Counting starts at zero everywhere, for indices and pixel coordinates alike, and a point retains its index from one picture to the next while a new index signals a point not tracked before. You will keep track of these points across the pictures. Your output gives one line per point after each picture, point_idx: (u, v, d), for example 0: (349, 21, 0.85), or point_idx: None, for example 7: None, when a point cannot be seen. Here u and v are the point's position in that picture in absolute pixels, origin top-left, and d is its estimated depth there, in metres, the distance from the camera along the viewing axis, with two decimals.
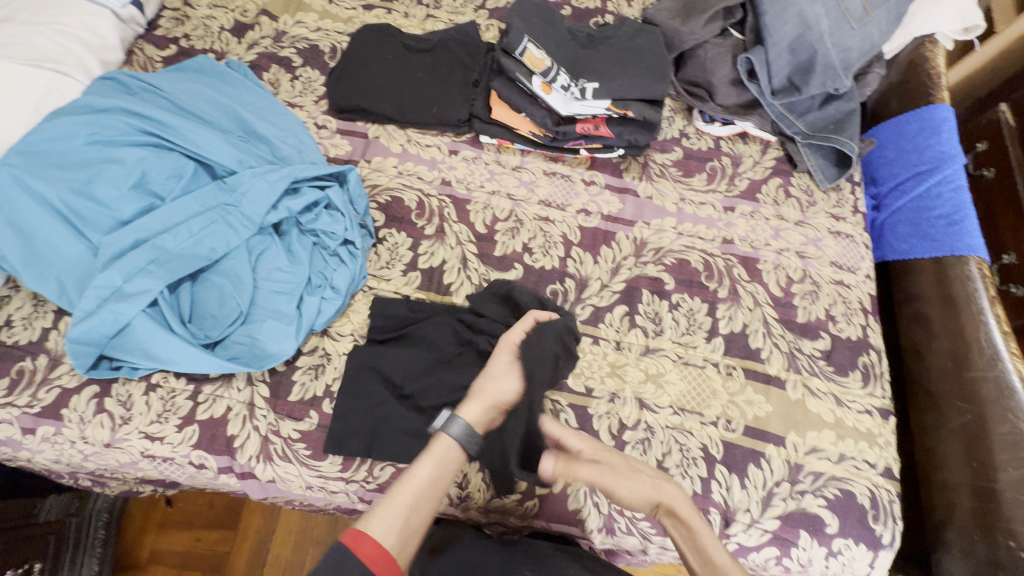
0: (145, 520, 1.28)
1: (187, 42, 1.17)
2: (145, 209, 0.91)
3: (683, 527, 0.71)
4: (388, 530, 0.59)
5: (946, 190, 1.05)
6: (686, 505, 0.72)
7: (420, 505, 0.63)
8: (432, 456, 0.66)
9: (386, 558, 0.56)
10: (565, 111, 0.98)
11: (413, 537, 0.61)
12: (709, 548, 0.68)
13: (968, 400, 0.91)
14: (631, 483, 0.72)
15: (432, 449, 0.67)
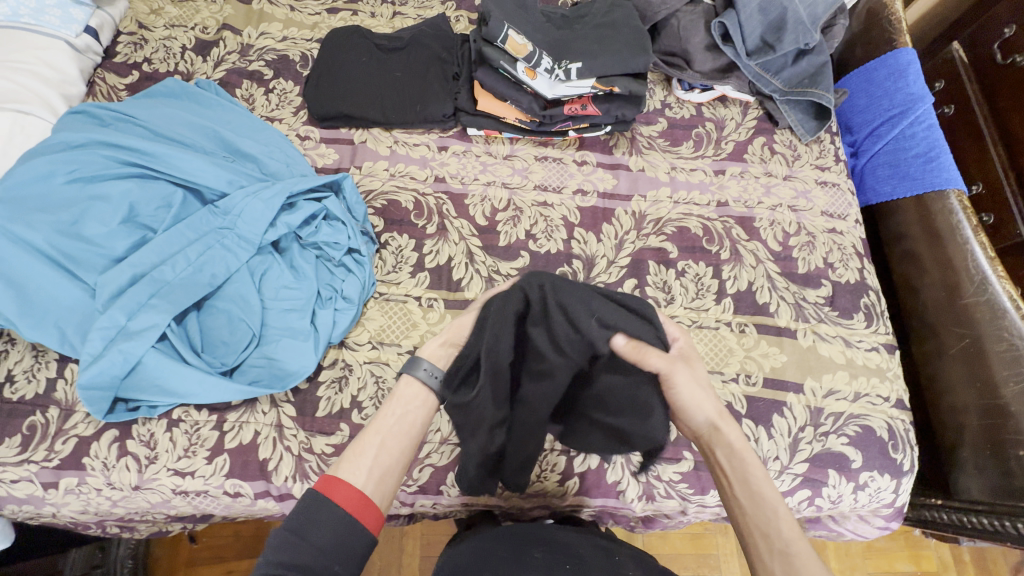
0: (173, 560, 1.23)
1: (150, 67, 1.13)
2: (138, 242, 0.88)
3: (730, 459, 0.66)
4: (362, 470, 0.61)
5: (920, 130, 1.10)
6: (740, 441, 0.67)
7: (393, 446, 0.64)
8: (400, 399, 0.68)
9: (361, 495, 0.59)
10: (551, 94, 0.99)
11: (388, 477, 0.63)
12: (759, 485, 0.64)
13: (965, 324, 0.96)
14: (702, 399, 0.67)
15: (397, 394, 0.68)
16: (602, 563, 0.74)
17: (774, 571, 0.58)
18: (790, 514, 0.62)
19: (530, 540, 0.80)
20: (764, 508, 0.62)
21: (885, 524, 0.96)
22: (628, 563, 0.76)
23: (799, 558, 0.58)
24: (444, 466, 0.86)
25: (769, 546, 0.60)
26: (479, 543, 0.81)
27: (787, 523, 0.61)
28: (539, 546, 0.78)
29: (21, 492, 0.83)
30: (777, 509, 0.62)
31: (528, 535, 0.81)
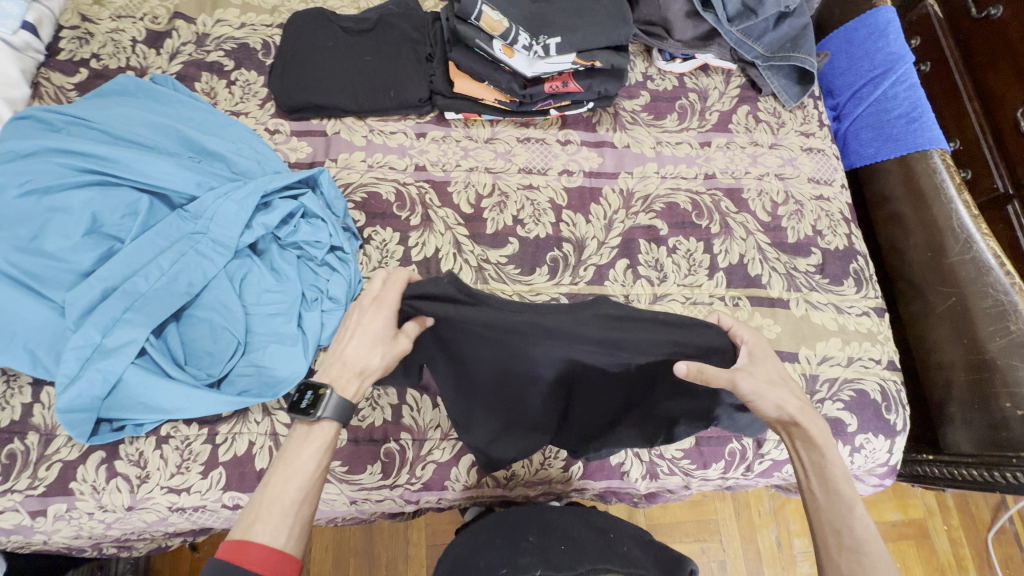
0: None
1: (99, 63, 1.05)
2: (106, 254, 0.83)
3: (811, 454, 0.69)
4: (278, 527, 0.62)
5: (902, 90, 1.09)
6: (825, 440, 0.69)
7: (304, 494, 0.65)
8: (312, 444, 0.68)
9: (274, 556, 0.60)
10: (530, 72, 0.94)
11: (303, 524, 0.64)
12: (837, 481, 0.66)
13: (950, 283, 0.97)
14: (783, 387, 0.70)
15: (309, 439, 0.68)
16: (596, 543, 0.75)
17: (842, 569, 0.61)
18: (867, 513, 0.64)
19: (527, 525, 0.80)
20: (839, 503, 0.65)
21: (879, 482, 0.98)
22: (623, 541, 0.77)
23: (868, 555, 0.61)
24: (447, 462, 0.85)
25: (838, 539, 0.63)
26: (482, 534, 0.80)
27: (860, 521, 0.63)
28: (534, 530, 0.78)
29: (7, 522, 0.80)
30: (853, 506, 0.65)
31: (524, 520, 0.81)
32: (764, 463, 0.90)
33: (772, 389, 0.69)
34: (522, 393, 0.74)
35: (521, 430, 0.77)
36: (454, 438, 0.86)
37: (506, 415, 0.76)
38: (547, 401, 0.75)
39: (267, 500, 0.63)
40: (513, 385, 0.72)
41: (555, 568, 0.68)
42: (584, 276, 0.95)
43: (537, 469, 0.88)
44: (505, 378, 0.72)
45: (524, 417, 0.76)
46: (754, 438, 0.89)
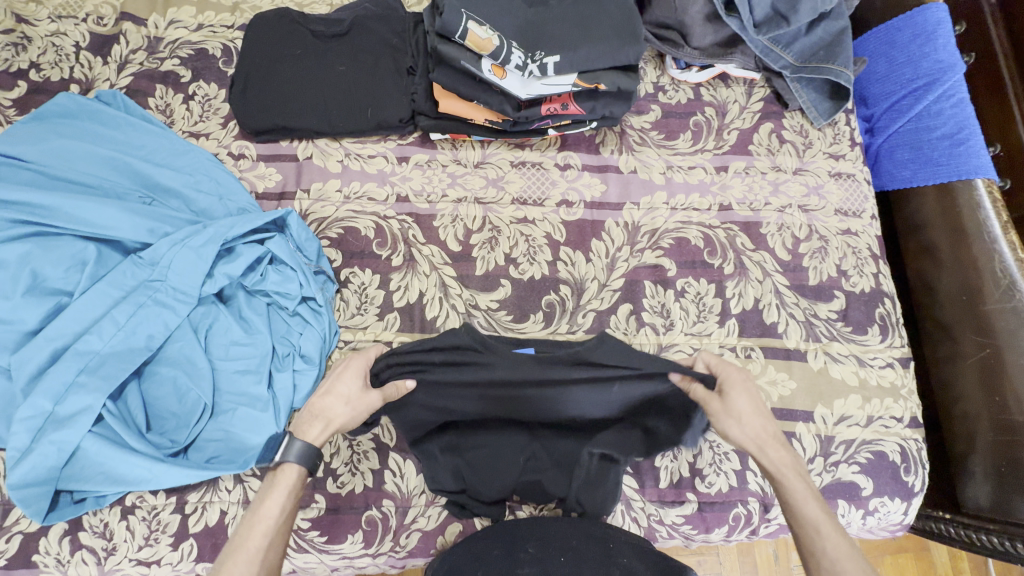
0: None
1: (39, 74, 0.93)
2: (53, 311, 0.75)
3: (773, 484, 0.70)
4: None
5: (948, 106, 0.95)
6: (788, 466, 0.70)
7: (270, 539, 0.62)
8: (280, 488, 0.66)
9: None
10: (524, 93, 0.81)
11: (271, 575, 0.61)
12: (799, 502, 0.67)
13: (986, 334, 0.88)
14: (751, 418, 0.72)
15: (276, 484, 0.66)
16: (596, 553, 0.67)
17: None
18: (835, 529, 0.63)
19: (524, 533, 0.72)
20: (806, 524, 0.65)
21: (895, 530, 0.89)
22: (623, 551, 0.69)
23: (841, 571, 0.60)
24: (434, 530, 0.80)
25: (815, 565, 0.62)
26: (474, 541, 0.73)
27: (829, 539, 0.62)
28: (533, 540, 0.71)
29: None
30: (819, 526, 0.64)
31: (519, 530, 0.74)
32: (770, 528, 0.84)
33: (730, 420, 0.72)
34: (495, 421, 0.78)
35: (488, 468, 0.78)
36: (439, 505, 0.80)
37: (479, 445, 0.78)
38: (518, 433, 0.79)
39: (233, 547, 0.60)
40: (490, 413, 0.77)
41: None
42: (582, 323, 0.87)
43: None
44: (486, 407, 0.76)
45: (496, 455, 0.78)
46: (760, 502, 0.83)
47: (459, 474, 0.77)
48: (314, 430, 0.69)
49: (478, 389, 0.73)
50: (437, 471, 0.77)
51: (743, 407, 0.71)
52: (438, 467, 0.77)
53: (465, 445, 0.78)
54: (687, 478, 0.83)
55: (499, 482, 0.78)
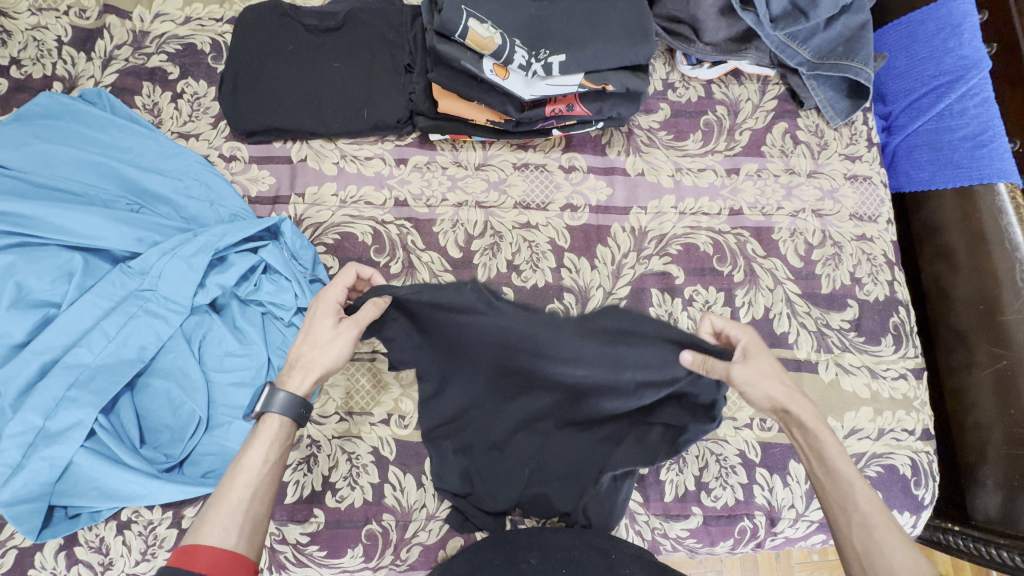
0: None
1: (20, 71, 0.89)
2: (40, 323, 0.73)
3: (802, 437, 0.64)
4: (228, 529, 0.55)
5: (971, 106, 0.91)
6: (815, 418, 0.63)
7: (255, 490, 0.59)
8: (262, 439, 0.62)
9: (226, 559, 0.53)
10: (528, 94, 0.77)
11: (260, 526, 0.58)
12: (828, 456, 0.61)
13: (1003, 345, 0.85)
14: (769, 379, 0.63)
15: (259, 436, 0.62)
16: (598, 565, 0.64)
17: (853, 543, 0.57)
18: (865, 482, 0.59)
19: (526, 544, 0.70)
20: (839, 481, 0.60)
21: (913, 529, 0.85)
22: (627, 561, 0.66)
23: (876, 528, 0.57)
24: (435, 544, 0.78)
25: (846, 517, 0.59)
26: (475, 550, 0.71)
27: (863, 493, 0.59)
28: (534, 551, 0.67)
29: None
30: (854, 482, 0.60)
31: (521, 540, 0.70)
32: (776, 541, 0.82)
33: (750, 383, 0.63)
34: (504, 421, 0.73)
35: (495, 474, 0.75)
36: (440, 519, 0.79)
37: (489, 444, 0.74)
38: (524, 429, 0.73)
39: (217, 501, 0.57)
40: (495, 399, 0.72)
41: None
42: None
43: None
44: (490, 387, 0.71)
45: (503, 455, 0.74)
46: (767, 516, 0.81)
47: (468, 475, 0.75)
48: (294, 380, 0.65)
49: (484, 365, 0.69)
50: (444, 471, 0.76)
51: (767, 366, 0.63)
52: (446, 466, 0.75)
53: (477, 447, 0.75)
54: (693, 491, 0.81)
55: (507, 491, 0.75)
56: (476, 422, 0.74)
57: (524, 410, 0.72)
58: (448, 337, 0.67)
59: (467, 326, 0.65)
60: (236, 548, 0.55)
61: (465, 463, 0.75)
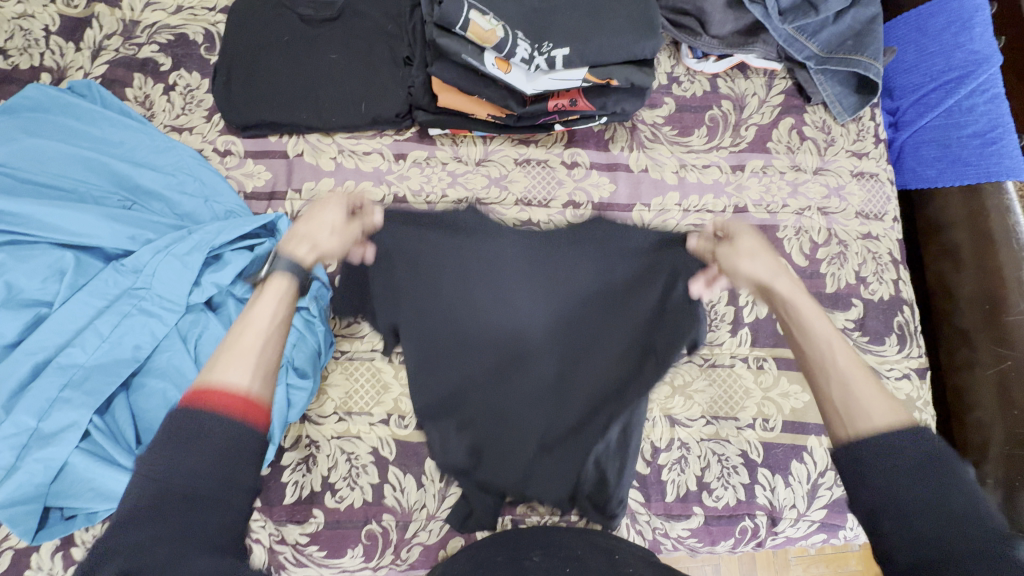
0: None
1: (6, 61, 0.86)
2: (33, 322, 0.71)
3: (778, 309, 0.58)
4: (241, 368, 0.48)
5: (981, 102, 0.89)
6: (791, 289, 0.58)
7: (263, 333, 0.51)
8: (268, 293, 0.54)
9: (248, 397, 0.46)
10: (531, 88, 0.75)
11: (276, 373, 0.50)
12: (800, 315, 0.56)
13: (1007, 345, 0.85)
14: (754, 255, 0.63)
15: (267, 288, 0.55)
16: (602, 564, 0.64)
17: (832, 396, 0.49)
18: (842, 343, 0.52)
19: (527, 541, 0.69)
20: (812, 339, 0.53)
21: None
22: (630, 560, 0.65)
23: (856, 382, 0.48)
24: (435, 544, 0.78)
25: (822, 374, 0.51)
26: (477, 547, 0.70)
27: (840, 350, 0.51)
28: (537, 548, 0.67)
29: None
30: (830, 340, 0.52)
31: (524, 537, 0.71)
32: (777, 540, 0.82)
33: (739, 258, 0.64)
34: (512, 386, 0.72)
35: (507, 449, 0.72)
36: (441, 518, 0.78)
37: (499, 413, 0.72)
38: (524, 392, 0.72)
39: (228, 346, 0.49)
40: (495, 356, 0.72)
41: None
42: None
43: None
44: (489, 344, 0.72)
45: (505, 425, 0.71)
46: (768, 516, 0.81)
47: (478, 451, 0.72)
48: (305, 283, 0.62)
49: (482, 305, 0.73)
50: (451, 444, 0.72)
51: (753, 246, 0.64)
52: (448, 439, 0.72)
53: (477, 421, 0.72)
54: (694, 491, 0.81)
55: (519, 466, 0.72)
56: (475, 393, 0.72)
57: (522, 359, 0.72)
58: (448, 270, 0.73)
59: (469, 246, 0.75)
60: (252, 389, 0.47)
61: (475, 433, 0.72)
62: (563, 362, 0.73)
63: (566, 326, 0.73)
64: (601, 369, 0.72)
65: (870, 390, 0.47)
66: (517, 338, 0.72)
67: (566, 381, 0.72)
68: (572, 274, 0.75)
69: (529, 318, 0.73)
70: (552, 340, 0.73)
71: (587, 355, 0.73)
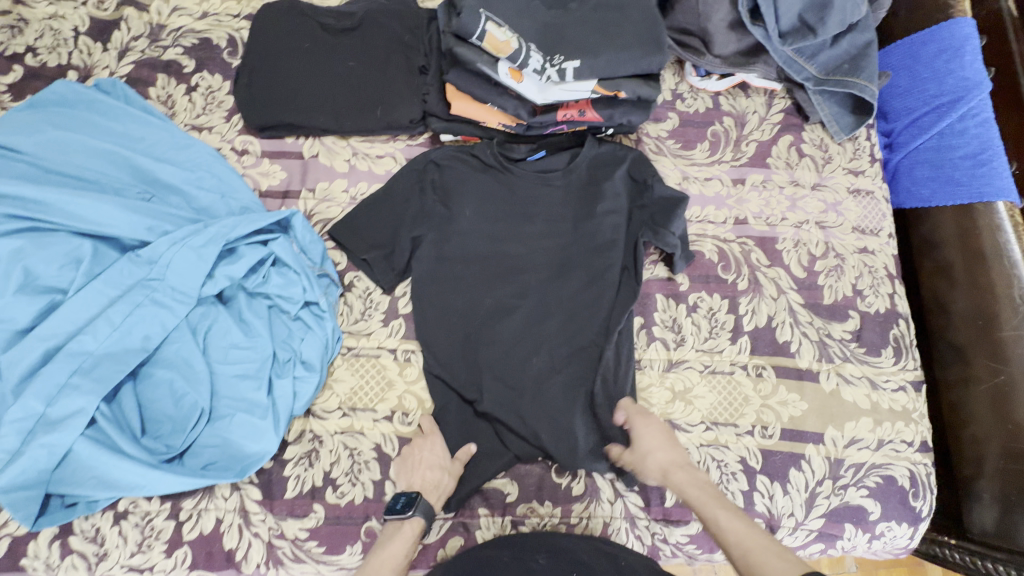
0: None
1: (35, 59, 0.89)
2: (46, 309, 0.73)
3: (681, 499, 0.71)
4: None
5: (972, 125, 0.93)
6: (683, 478, 0.72)
7: None
8: (401, 538, 0.69)
9: None
10: (541, 98, 0.79)
11: None
12: (700, 503, 0.68)
13: (999, 360, 0.87)
14: (659, 446, 0.75)
15: (400, 532, 0.69)
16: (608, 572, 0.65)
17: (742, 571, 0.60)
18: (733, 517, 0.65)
19: (532, 544, 0.71)
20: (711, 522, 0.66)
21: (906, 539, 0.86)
22: (635, 566, 0.67)
23: (753, 553, 0.60)
24: (434, 543, 0.78)
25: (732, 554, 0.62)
26: (480, 550, 0.70)
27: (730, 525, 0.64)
28: (543, 551, 0.69)
29: None
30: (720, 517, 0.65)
31: (527, 540, 0.73)
32: None
33: (641, 457, 0.76)
34: (514, 324, 0.82)
35: (512, 383, 0.80)
36: (441, 517, 0.79)
37: (503, 349, 0.81)
38: (518, 317, 0.82)
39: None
40: (495, 280, 0.84)
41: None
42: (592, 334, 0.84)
43: None
44: (490, 270, 0.84)
45: (501, 344, 0.81)
46: (767, 524, 0.81)
47: (485, 385, 0.80)
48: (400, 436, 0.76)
49: (484, 217, 0.86)
50: (461, 378, 0.81)
51: (652, 441, 0.76)
52: (448, 357, 0.82)
53: (477, 340, 0.82)
54: None
55: (525, 403, 0.80)
56: (477, 313, 0.83)
57: (519, 284, 0.84)
58: (461, 210, 0.86)
59: (483, 186, 0.87)
60: None
61: (483, 368, 0.81)
62: (558, 294, 0.84)
63: (562, 272, 0.84)
64: (594, 312, 0.83)
65: (769, 555, 0.59)
66: (518, 282, 0.84)
67: (562, 323, 0.82)
68: (571, 219, 0.86)
69: (526, 267, 0.85)
70: (550, 284, 0.84)
71: (577, 289, 0.84)
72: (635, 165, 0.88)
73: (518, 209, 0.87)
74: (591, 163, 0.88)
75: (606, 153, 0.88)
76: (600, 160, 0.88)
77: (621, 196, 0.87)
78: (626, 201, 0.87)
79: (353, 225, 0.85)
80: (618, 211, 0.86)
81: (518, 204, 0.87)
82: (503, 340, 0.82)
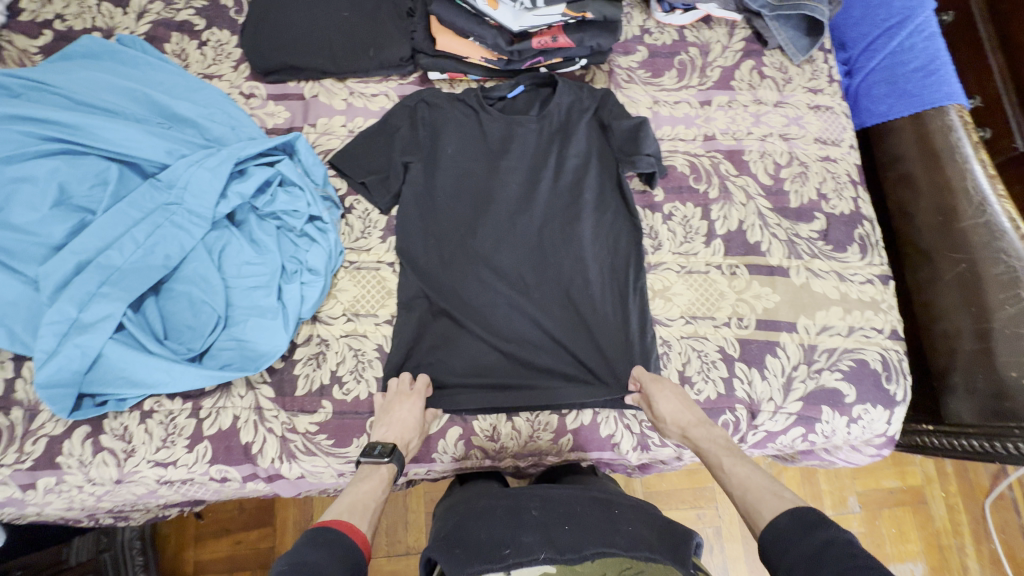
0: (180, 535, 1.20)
1: (63, 24, 0.99)
2: (77, 227, 0.80)
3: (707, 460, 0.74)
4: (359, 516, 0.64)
5: (920, 41, 1.04)
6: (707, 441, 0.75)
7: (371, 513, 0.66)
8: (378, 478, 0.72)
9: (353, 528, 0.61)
10: (517, 25, 0.89)
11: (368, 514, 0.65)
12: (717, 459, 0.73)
13: (962, 249, 0.91)
14: (681, 410, 0.78)
15: (373, 473, 0.72)
16: (599, 521, 0.67)
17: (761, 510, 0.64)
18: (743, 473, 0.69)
19: (528, 494, 0.73)
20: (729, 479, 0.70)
21: (878, 452, 0.95)
22: (628, 518, 0.68)
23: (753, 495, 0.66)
24: (436, 434, 0.84)
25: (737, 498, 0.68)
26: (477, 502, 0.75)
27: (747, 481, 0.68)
28: (536, 502, 0.71)
29: None
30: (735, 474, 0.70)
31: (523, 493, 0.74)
32: (757, 435, 0.87)
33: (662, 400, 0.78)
34: (495, 251, 0.89)
35: (487, 302, 0.87)
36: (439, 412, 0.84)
37: (483, 272, 0.88)
38: (492, 245, 0.90)
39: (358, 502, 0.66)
40: (471, 211, 0.91)
41: (562, 552, 0.62)
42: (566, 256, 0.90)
43: (525, 440, 0.85)
44: (467, 203, 0.92)
45: (474, 268, 0.88)
46: (748, 409, 0.86)
47: (473, 304, 0.87)
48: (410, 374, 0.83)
49: (461, 154, 0.94)
50: (450, 298, 0.87)
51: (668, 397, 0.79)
52: (426, 282, 0.88)
53: (455, 266, 0.89)
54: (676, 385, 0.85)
55: (501, 319, 0.87)
56: (455, 241, 0.90)
57: (493, 216, 0.91)
58: (442, 149, 0.94)
59: (464, 128, 0.95)
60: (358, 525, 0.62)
61: (465, 287, 0.87)
62: (529, 224, 0.91)
63: (536, 204, 0.92)
64: (567, 240, 0.90)
65: (767, 495, 0.65)
66: (498, 215, 0.91)
67: (530, 250, 0.90)
68: (542, 158, 0.94)
69: (501, 200, 0.92)
70: (524, 215, 0.91)
71: (546, 221, 0.91)
72: (603, 106, 0.95)
73: (497, 149, 0.94)
74: (564, 107, 0.95)
75: (580, 97, 0.96)
76: (573, 103, 0.95)
77: (589, 138, 0.95)
78: (594, 142, 0.95)
79: (350, 155, 0.92)
80: (587, 152, 0.94)
81: (494, 145, 0.94)
82: (484, 264, 0.89)
